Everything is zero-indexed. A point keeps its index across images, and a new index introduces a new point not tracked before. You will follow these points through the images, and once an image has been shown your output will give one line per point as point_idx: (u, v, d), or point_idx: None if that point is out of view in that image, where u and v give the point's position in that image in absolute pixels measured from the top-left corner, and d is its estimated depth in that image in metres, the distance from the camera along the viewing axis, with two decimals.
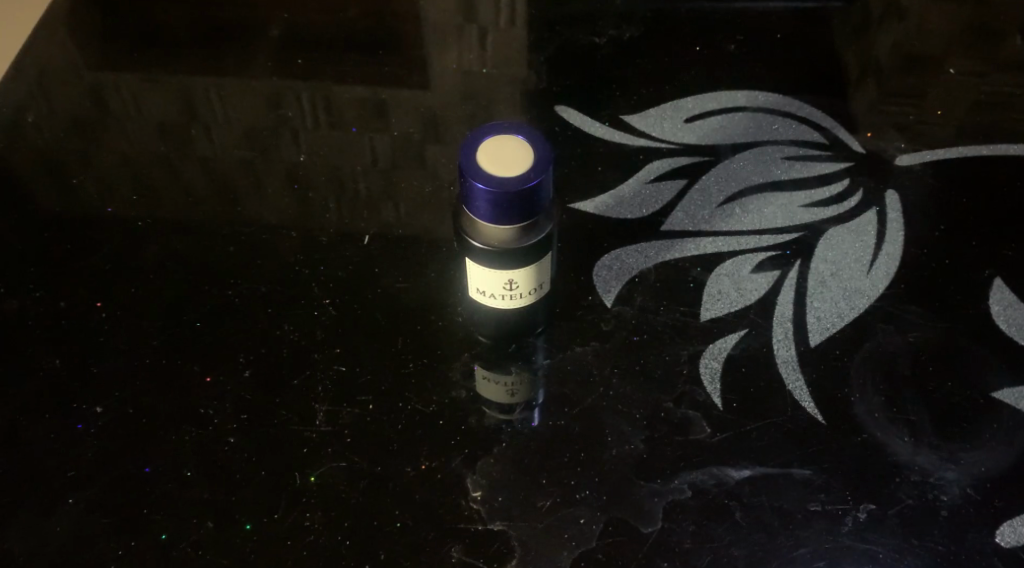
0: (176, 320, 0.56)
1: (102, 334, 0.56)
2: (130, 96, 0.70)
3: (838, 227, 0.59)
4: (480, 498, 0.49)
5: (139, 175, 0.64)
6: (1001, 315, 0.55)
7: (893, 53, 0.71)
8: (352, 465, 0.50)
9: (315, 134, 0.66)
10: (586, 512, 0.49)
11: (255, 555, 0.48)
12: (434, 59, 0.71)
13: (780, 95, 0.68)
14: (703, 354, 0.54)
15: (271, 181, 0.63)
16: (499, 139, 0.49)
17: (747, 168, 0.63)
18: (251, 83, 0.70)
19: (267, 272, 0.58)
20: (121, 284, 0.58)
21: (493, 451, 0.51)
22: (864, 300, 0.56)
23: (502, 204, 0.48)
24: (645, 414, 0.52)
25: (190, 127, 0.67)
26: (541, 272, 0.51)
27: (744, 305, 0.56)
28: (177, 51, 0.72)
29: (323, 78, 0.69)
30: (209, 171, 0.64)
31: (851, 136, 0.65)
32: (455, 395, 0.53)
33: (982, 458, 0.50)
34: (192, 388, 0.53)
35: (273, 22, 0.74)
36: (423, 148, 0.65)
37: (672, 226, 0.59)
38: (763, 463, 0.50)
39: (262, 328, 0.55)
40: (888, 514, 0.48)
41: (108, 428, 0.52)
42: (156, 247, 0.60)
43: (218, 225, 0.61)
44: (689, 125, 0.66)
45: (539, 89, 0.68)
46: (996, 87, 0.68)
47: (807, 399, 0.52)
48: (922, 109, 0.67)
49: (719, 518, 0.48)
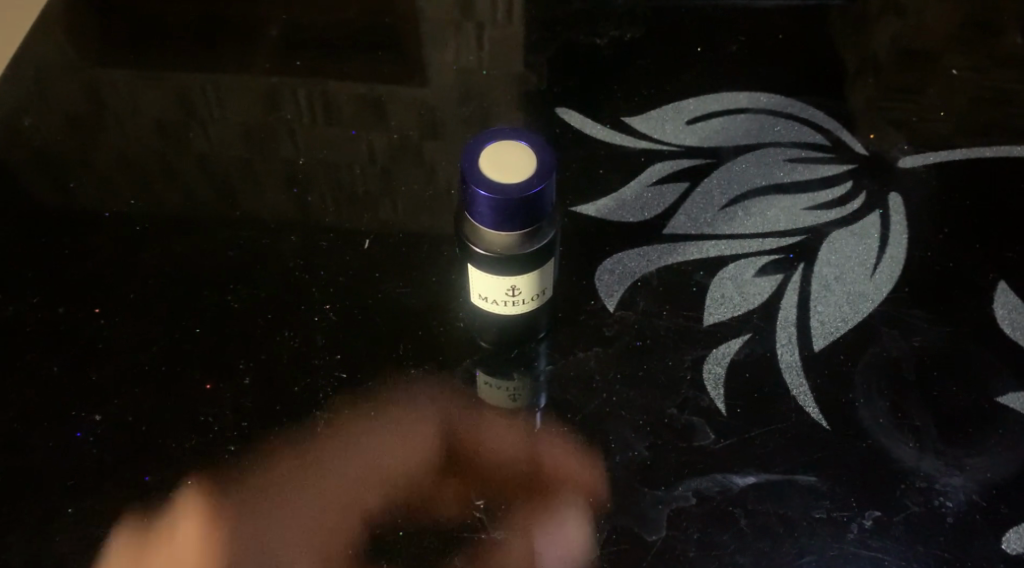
0: (175, 325, 0.56)
1: (100, 340, 0.55)
2: (127, 97, 0.69)
3: (841, 230, 0.59)
4: (483, 506, 0.49)
5: (137, 177, 0.64)
6: (1005, 318, 0.55)
7: (895, 52, 0.70)
8: (353, 472, 0.50)
9: (314, 135, 0.65)
10: (590, 520, 0.48)
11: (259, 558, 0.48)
12: (434, 59, 0.70)
13: (783, 96, 0.67)
14: (706, 360, 0.53)
15: (270, 183, 0.63)
16: (503, 145, 0.49)
17: (750, 170, 0.62)
18: (250, 83, 0.69)
19: (267, 277, 0.58)
20: (120, 289, 0.58)
21: (496, 459, 0.51)
22: (868, 304, 0.55)
23: (504, 211, 0.47)
24: (648, 420, 0.52)
25: (188, 128, 0.67)
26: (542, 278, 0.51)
27: (747, 309, 0.55)
28: (175, 50, 0.72)
29: (321, 79, 0.69)
30: (206, 173, 0.64)
31: (855, 137, 0.64)
32: (457, 402, 0.53)
33: (988, 464, 0.50)
34: (191, 395, 0.53)
35: (270, 23, 0.73)
36: (423, 149, 0.64)
37: (675, 229, 0.59)
38: (768, 469, 0.50)
39: (261, 333, 0.55)
40: (894, 521, 0.48)
41: (106, 436, 0.51)
42: (155, 251, 0.59)
43: (217, 228, 0.61)
44: (691, 127, 0.65)
45: (539, 89, 0.68)
46: (998, 87, 0.68)
47: (810, 404, 0.52)
48: (925, 108, 0.66)
49: (724, 525, 0.48)
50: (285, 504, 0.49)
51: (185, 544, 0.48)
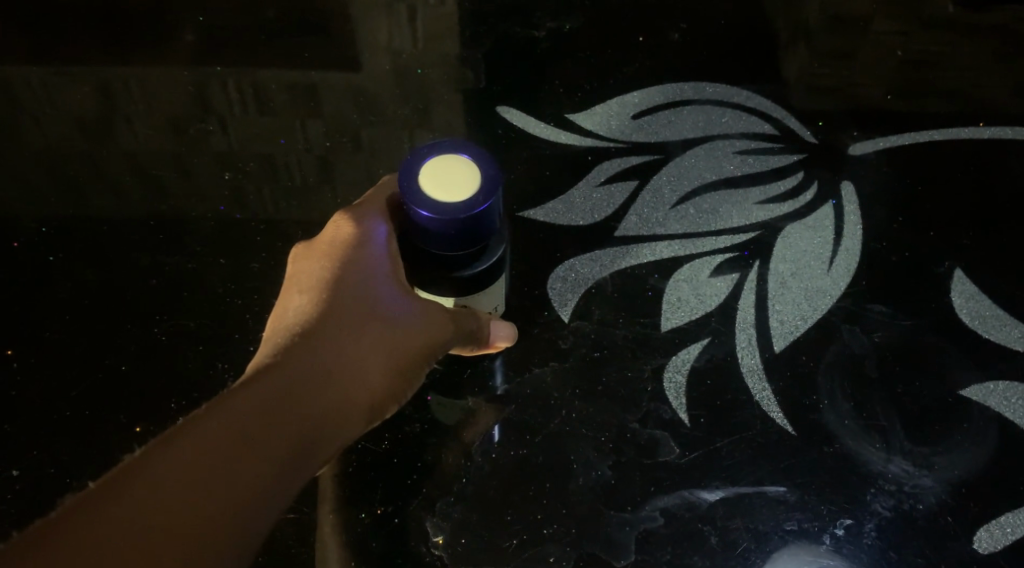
0: (95, 364, 0.52)
1: (16, 387, 0.52)
2: (30, 111, 0.64)
3: (796, 223, 0.57)
4: (443, 544, 0.47)
5: (47, 200, 0.60)
6: (964, 308, 0.54)
7: (841, 29, 0.68)
8: (300, 516, 0.47)
9: (240, 147, 0.62)
10: (555, 549, 0.46)
11: (366, 278, 0.47)
12: (364, 57, 0.66)
13: (728, 84, 0.65)
14: (666, 369, 0.52)
15: (193, 202, 0.59)
16: (442, 160, 0.47)
17: (699, 164, 0.60)
18: (167, 93, 0.65)
19: (194, 305, 0.55)
20: (35, 331, 0.54)
21: (452, 490, 0.48)
22: (827, 300, 0.54)
23: (450, 232, 0.46)
24: (610, 436, 0.50)
25: (99, 143, 0.62)
26: (474, 297, 0.50)
27: (705, 312, 0.54)
28: (82, 58, 0.67)
29: (244, 86, 0.65)
30: (123, 192, 0.60)
31: (803, 125, 0.62)
32: (409, 429, 0.50)
33: (955, 462, 0.49)
34: (119, 440, 0.50)
35: (184, 27, 0.68)
36: (358, 156, 0.61)
37: (626, 231, 0.57)
38: (736, 483, 0.48)
39: (191, 371, 0.52)
40: (865, 529, 0.47)
41: (25, 492, 0.48)
42: (73, 283, 0.56)
43: (137, 256, 0.57)
44: (636, 122, 0.63)
45: (475, 85, 0.65)
46: (948, 62, 0.66)
47: (775, 409, 0.50)
48: (873, 88, 0.64)
49: (695, 545, 0.46)
50: (377, 212, 0.49)
51: (335, 237, 0.49)
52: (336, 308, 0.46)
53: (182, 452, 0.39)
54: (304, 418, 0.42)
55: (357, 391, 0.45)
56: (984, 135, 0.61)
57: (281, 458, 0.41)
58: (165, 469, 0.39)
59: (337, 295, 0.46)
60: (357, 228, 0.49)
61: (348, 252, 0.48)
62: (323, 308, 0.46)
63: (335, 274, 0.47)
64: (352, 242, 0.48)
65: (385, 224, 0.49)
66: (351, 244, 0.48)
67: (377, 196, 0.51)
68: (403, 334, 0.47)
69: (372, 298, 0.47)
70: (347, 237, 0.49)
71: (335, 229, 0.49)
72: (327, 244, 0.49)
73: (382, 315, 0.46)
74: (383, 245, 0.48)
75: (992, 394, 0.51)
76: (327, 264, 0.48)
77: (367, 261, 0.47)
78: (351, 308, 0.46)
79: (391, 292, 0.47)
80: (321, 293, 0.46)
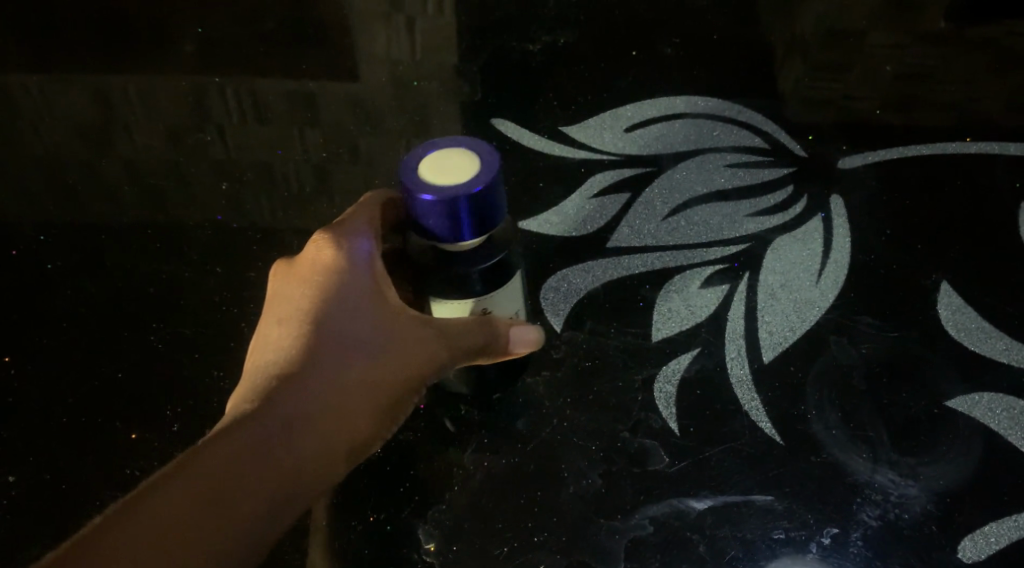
0: (92, 371, 0.53)
1: (14, 394, 0.52)
2: (29, 120, 0.65)
3: (784, 235, 0.58)
4: (434, 551, 0.47)
5: (45, 208, 0.60)
6: (950, 320, 0.55)
7: (830, 47, 0.69)
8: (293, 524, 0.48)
9: (238, 157, 0.62)
10: (544, 557, 0.47)
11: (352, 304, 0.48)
12: (361, 70, 0.67)
13: (719, 98, 0.65)
14: (657, 378, 0.52)
15: (191, 211, 0.60)
16: (442, 153, 0.47)
17: (690, 177, 0.61)
18: (166, 104, 0.66)
19: (191, 313, 0.55)
20: (32, 338, 0.55)
21: (444, 498, 0.49)
22: (816, 312, 0.55)
23: (455, 215, 0.45)
24: (601, 446, 0.50)
25: (98, 152, 0.63)
26: (493, 301, 0.49)
27: (695, 323, 0.54)
28: (82, 69, 0.68)
29: (242, 97, 0.66)
30: (121, 201, 0.60)
31: (794, 139, 0.63)
32: (402, 438, 0.51)
33: (941, 472, 0.49)
34: (113, 447, 0.50)
35: (185, 40, 0.70)
36: (354, 166, 0.62)
37: (618, 242, 0.58)
38: (724, 492, 0.48)
39: (186, 379, 0.52)
40: (851, 538, 0.47)
41: (18, 498, 0.49)
42: (70, 291, 0.56)
43: (134, 264, 0.57)
44: (629, 134, 0.63)
45: (470, 97, 0.65)
46: (936, 77, 0.67)
47: (763, 419, 0.51)
48: (862, 104, 0.65)
49: (684, 553, 0.47)
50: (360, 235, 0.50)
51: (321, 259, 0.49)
52: (320, 337, 0.47)
53: (166, 494, 0.41)
54: (288, 450, 0.44)
55: (343, 419, 0.46)
56: (970, 149, 0.62)
57: (265, 490, 0.43)
58: (152, 511, 0.40)
59: (321, 324, 0.47)
60: (341, 251, 0.49)
61: (332, 278, 0.48)
62: (308, 337, 0.47)
63: (319, 301, 0.48)
64: (337, 267, 0.49)
65: (369, 247, 0.49)
66: (335, 270, 0.48)
67: (364, 216, 0.51)
68: (389, 360, 0.47)
69: (356, 326, 0.47)
70: (331, 261, 0.49)
71: (317, 249, 0.50)
72: (309, 265, 0.49)
73: (368, 342, 0.47)
74: (367, 269, 0.49)
75: (977, 406, 0.51)
76: (309, 287, 0.48)
77: (351, 285, 0.48)
78: (335, 338, 0.47)
79: (376, 319, 0.48)
80: (304, 319, 0.47)
